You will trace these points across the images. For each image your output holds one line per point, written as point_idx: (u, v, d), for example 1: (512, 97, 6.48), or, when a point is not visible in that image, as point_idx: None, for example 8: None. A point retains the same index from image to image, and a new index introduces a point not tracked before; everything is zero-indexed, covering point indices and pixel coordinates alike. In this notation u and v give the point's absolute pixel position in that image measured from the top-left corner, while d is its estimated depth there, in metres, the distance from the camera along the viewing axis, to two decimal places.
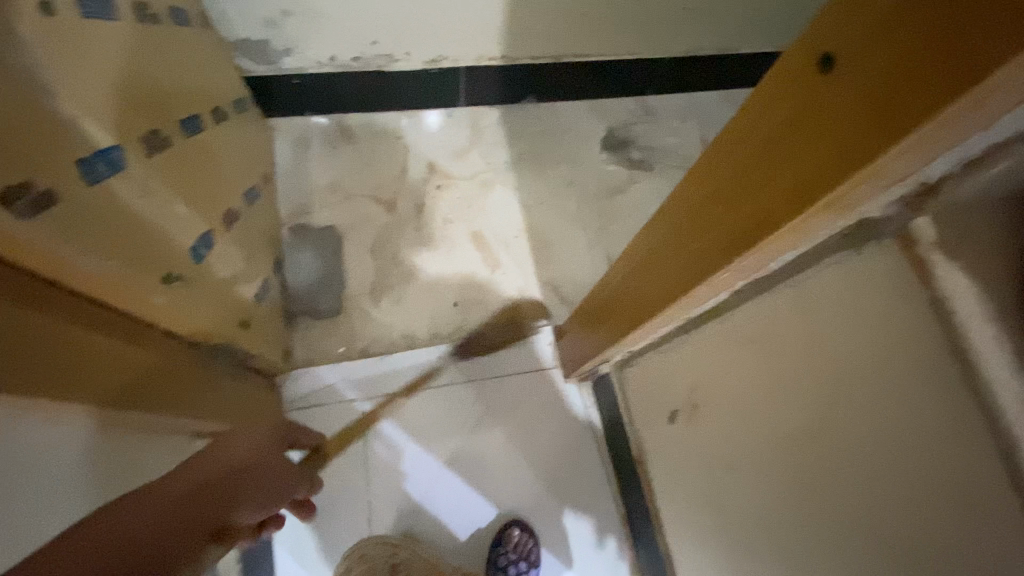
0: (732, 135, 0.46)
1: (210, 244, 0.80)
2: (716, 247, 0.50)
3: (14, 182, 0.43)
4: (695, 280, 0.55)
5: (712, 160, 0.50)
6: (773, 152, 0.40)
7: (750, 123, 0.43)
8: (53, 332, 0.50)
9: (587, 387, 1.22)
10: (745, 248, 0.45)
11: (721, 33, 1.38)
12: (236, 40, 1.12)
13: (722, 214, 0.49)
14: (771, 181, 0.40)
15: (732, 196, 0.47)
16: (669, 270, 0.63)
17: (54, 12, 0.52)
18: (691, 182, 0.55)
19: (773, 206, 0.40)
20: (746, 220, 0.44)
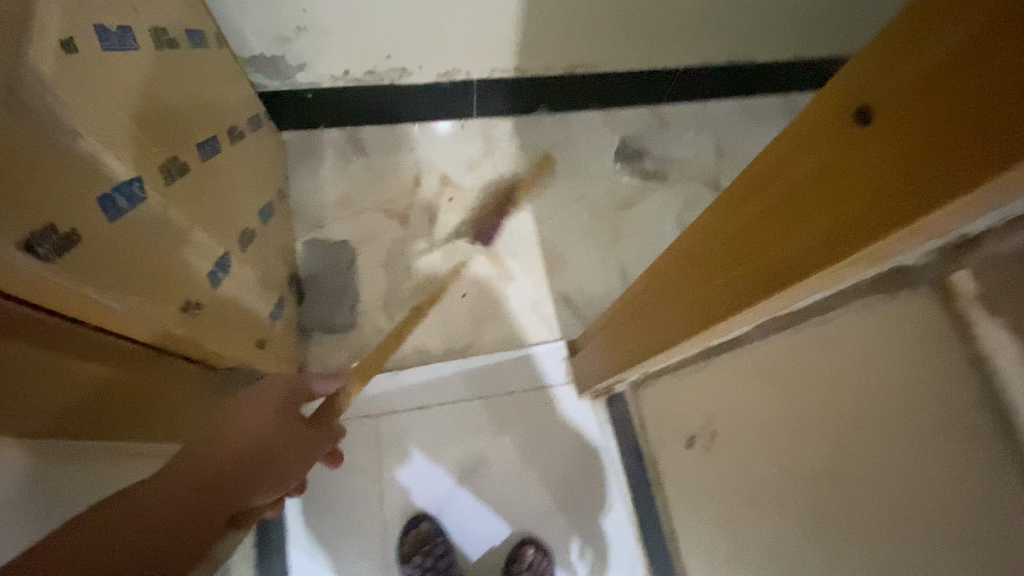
0: (757, 174, 0.45)
1: (227, 267, 0.80)
2: (739, 286, 0.49)
3: (34, 227, 0.44)
4: (718, 313, 0.54)
5: (739, 194, 0.49)
6: (802, 199, 0.39)
7: (777, 165, 0.42)
8: (36, 362, 0.48)
9: (601, 404, 1.21)
10: (771, 290, 0.44)
11: (737, 43, 1.35)
12: (250, 57, 1.12)
13: (746, 254, 0.48)
14: (799, 228, 0.40)
15: (758, 237, 0.46)
16: (690, 301, 0.62)
17: (74, 51, 0.53)
18: (716, 212, 0.54)
19: (801, 253, 0.40)
20: (772, 261, 0.44)
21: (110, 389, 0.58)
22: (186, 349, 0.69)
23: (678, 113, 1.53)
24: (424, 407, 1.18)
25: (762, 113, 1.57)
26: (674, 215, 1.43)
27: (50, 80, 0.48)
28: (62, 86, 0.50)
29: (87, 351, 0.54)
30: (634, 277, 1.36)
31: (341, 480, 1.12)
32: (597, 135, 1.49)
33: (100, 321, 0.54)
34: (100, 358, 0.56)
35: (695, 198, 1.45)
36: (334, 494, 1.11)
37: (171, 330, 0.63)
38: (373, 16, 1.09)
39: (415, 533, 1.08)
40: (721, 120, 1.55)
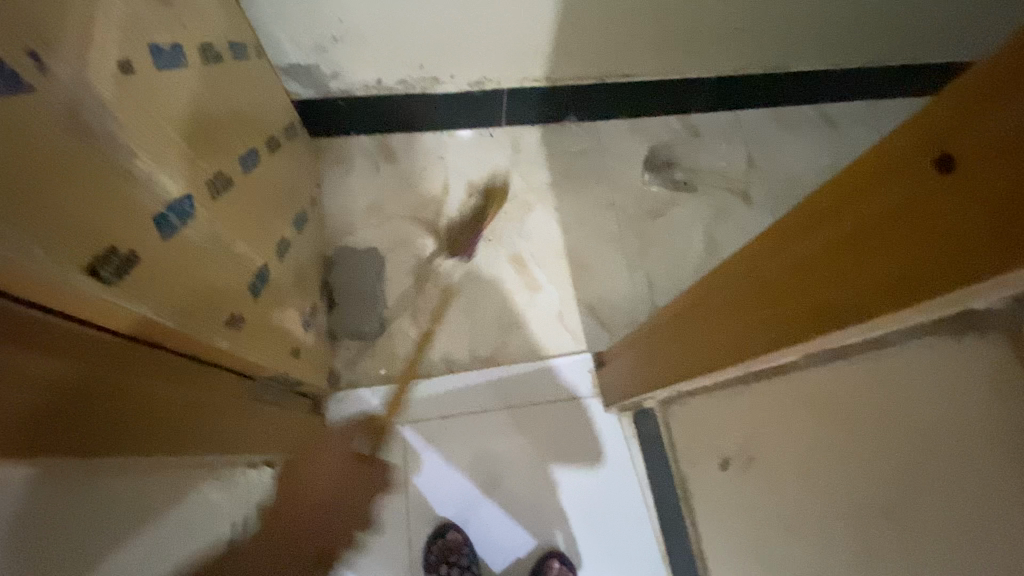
0: (816, 208, 0.45)
1: (266, 278, 0.82)
2: (793, 319, 0.49)
3: (96, 251, 0.45)
4: (771, 342, 0.53)
5: (797, 227, 0.48)
6: (869, 239, 0.38)
7: (840, 202, 0.41)
8: (110, 384, 0.49)
9: (627, 418, 1.20)
10: (832, 326, 0.43)
11: (771, 52, 1.33)
12: (286, 65, 1.13)
13: (802, 287, 0.47)
14: (864, 267, 0.39)
15: (816, 271, 0.45)
16: (736, 327, 0.61)
17: (132, 72, 0.54)
18: (768, 240, 0.53)
19: (868, 296, 0.39)
20: (831, 298, 0.43)
21: (134, 410, 0.52)
22: (229, 361, 0.70)
23: (709, 122, 1.52)
24: (451, 415, 1.19)
25: (795, 123, 1.55)
26: (703, 226, 1.42)
27: (111, 103, 0.50)
28: (121, 108, 0.51)
29: (105, 366, 0.49)
30: (662, 289, 1.35)
31: (368, 486, 1.14)
32: (626, 144, 1.48)
33: (158, 337, 0.56)
34: (119, 373, 0.51)
35: (724, 209, 1.44)
36: (362, 500, 1.13)
37: (217, 344, 0.64)
38: (408, 26, 1.09)
39: (441, 543, 1.09)
40: (753, 130, 1.53)
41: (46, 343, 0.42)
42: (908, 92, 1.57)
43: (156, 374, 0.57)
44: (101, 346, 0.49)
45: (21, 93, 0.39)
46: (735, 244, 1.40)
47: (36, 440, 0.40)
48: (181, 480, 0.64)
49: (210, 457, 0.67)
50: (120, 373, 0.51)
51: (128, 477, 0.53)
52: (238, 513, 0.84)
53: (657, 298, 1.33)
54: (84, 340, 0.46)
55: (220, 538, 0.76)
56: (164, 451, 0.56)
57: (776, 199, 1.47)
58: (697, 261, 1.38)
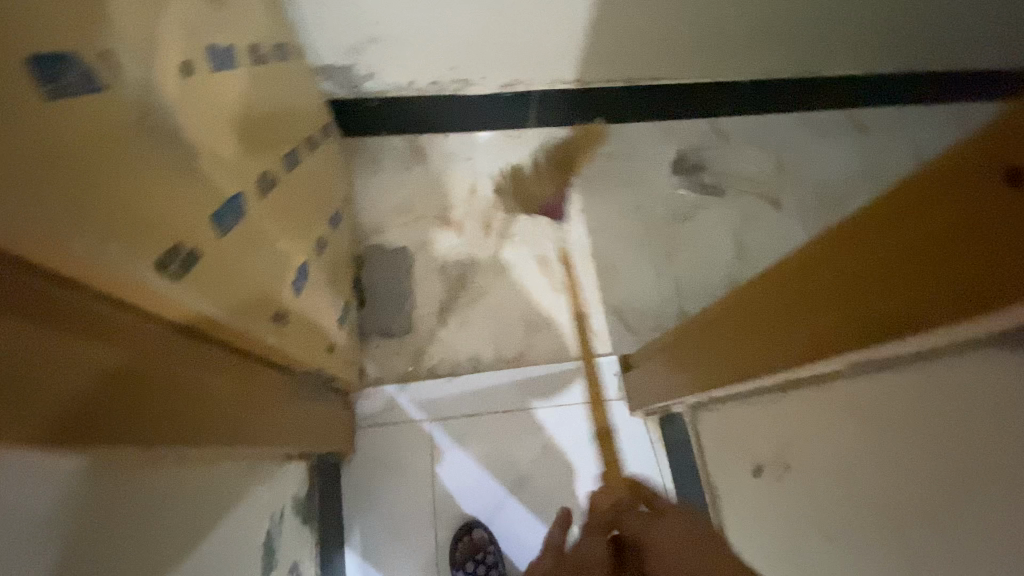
0: (870, 218, 0.44)
1: (305, 275, 0.84)
2: (845, 327, 0.49)
3: (163, 248, 0.46)
4: (824, 350, 0.53)
5: (850, 235, 0.47)
6: (927, 250, 0.38)
7: (896, 213, 0.41)
8: (179, 377, 0.50)
9: (653, 422, 1.20)
10: (892, 335, 0.43)
11: (805, 56, 1.32)
12: (322, 66, 1.15)
13: (855, 296, 0.47)
14: (922, 278, 0.39)
15: (870, 281, 0.45)
16: (780, 335, 0.61)
17: (193, 73, 0.56)
18: (817, 248, 0.53)
19: (931, 305, 0.38)
20: (887, 307, 0.43)
21: (185, 404, 0.50)
22: (273, 355, 0.72)
23: (739, 126, 1.51)
24: (477, 414, 1.20)
25: (826, 127, 1.53)
26: (732, 231, 1.41)
27: (176, 103, 0.51)
28: (184, 109, 0.53)
29: (154, 359, 0.47)
30: (689, 293, 1.34)
31: (395, 482, 1.15)
32: (654, 147, 1.48)
33: (212, 331, 0.57)
34: (174, 363, 0.50)
35: (753, 214, 1.43)
36: (390, 496, 1.14)
37: (264, 339, 0.66)
38: (443, 28, 1.11)
39: (467, 540, 1.09)
40: (783, 134, 1.51)
41: (119, 336, 0.43)
42: (943, 98, 1.54)
43: (199, 366, 0.55)
44: (147, 336, 0.47)
45: (104, 92, 0.40)
46: (764, 249, 1.39)
47: (128, 430, 0.41)
48: (225, 470, 0.66)
49: (261, 448, 0.69)
50: (168, 366, 0.49)
51: (179, 468, 0.54)
52: (278, 506, 0.86)
53: (683, 302, 1.33)
54: (148, 333, 0.47)
55: (263, 529, 0.79)
56: (227, 442, 0.58)
57: (807, 205, 1.45)
58: (725, 266, 1.37)
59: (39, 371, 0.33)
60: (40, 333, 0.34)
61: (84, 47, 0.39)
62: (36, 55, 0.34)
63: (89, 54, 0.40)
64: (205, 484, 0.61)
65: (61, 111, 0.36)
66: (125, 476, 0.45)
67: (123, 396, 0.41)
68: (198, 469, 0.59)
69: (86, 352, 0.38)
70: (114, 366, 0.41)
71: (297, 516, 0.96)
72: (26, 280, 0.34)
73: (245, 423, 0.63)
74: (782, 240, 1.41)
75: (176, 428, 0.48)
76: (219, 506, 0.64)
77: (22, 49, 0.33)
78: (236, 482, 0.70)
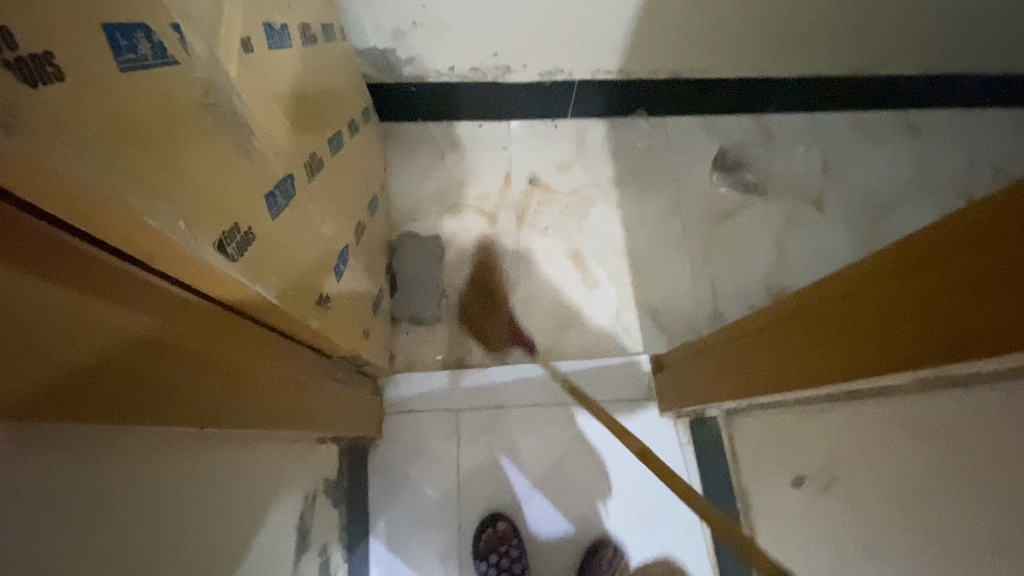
0: (951, 232, 0.42)
1: (345, 259, 0.84)
2: (902, 344, 0.47)
3: (224, 228, 0.46)
4: (885, 363, 0.49)
5: (924, 248, 0.45)
6: (1008, 271, 0.36)
7: (981, 228, 0.38)
8: (226, 358, 0.50)
9: (683, 425, 1.19)
10: (956, 355, 0.40)
11: (861, 53, 1.27)
12: (365, 49, 1.14)
13: (917, 313, 0.45)
14: (999, 299, 0.36)
15: (939, 299, 0.42)
16: (832, 345, 0.59)
17: (252, 51, 0.55)
18: (887, 259, 0.50)
19: (1003, 325, 0.36)
20: (956, 328, 0.41)
21: (226, 383, 0.49)
22: (314, 339, 0.72)
23: (783, 124, 1.46)
24: (505, 406, 1.19)
25: (876, 129, 1.47)
26: (772, 233, 1.37)
27: (237, 82, 0.51)
28: (244, 88, 0.52)
29: (207, 338, 0.47)
30: (725, 295, 1.31)
31: (420, 469, 1.15)
32: (695, 143, 1.44)
33: (261, 313, 0.57)
34: (224, 343, 0.50)
35: (794, 216, 1.39)
36: (415, 483, 1.15)
37: (309, 322, 0.66)
38: (489, 12, 1.09)
39: (492, 530, 1.10)
40: (830, 134, 1.46)
41: (174, 315, 0.42)
42: (1003, 102, 1.47)
43: (244, 345, 0.54)
44: (198, 310, 0.46)
45: (177, 66, 0.40)
46: (805, 254, 1.36)
47: (175, 409, 0.41)
48: (259, 451, 0.66)
49: (293, 430, 0.69)
50: (214, 342, 0.48)
51: (216, 447, 0.54)
52: (311, 487, 0.88)
53: (718, 304, 1.30)
54: (201, 311, 0.47)
55: (296, 511, 0.80)
56: (259, 424, 0.57)
57: (852, 209, 1.40)
58: (763, 268, 1.34)
59: (82, 340, 0.32)
60: (91, 300, 0.33)
61: (160, 17, 0.38)
62: (117, 24, 0.34)
63: (163, 25, 0.39)
64: (241, 464, 0.61)
65: (137, 83, 0.35)
66: (165, 451, 0.45)
67: (174, 375, 0.41)
68: (232, 447, 0.58)
69: (136, 324, 0.37)
70: (163, 340, 0.40)
71: (327, 499, 0.97)
72: (87, 250, 0.33)
73: (280, 405, 0.63)
74: (823, 244, 1.37)
75: (213, 408, 0.47)
76: (255, 488, 0.64)
77: (104, 17, 0.32)
78: (272, 463, 0.70)
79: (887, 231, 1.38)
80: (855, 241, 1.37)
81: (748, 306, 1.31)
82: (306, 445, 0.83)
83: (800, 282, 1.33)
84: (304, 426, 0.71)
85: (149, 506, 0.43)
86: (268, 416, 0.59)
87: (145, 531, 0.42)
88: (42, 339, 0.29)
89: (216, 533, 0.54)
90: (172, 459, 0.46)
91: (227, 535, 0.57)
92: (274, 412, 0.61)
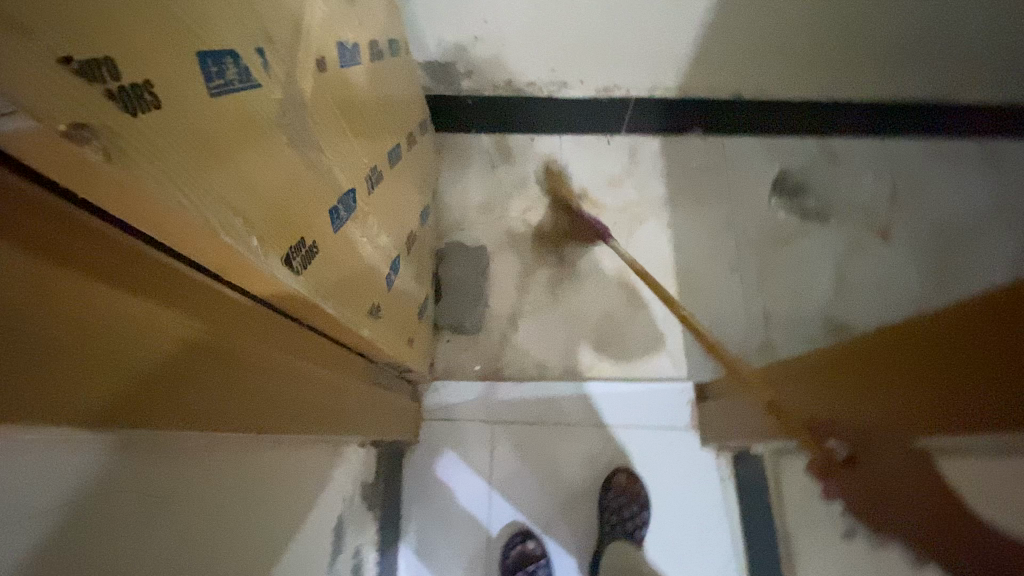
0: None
1: (396, 269, 0.86)
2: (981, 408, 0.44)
3: (292, 242, 0.48)
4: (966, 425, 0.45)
5: (1000, 306, 0.42)
6: None
7: None
8: (284, 367, 0.52)
9: (725, 458, 1.15)
10: None
11: (942, 77, 1.19)
12: (426, 62, 1.17)
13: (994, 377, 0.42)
14: None
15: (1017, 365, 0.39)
16: (897, 398, 0.56)
17: (324, 69, 0.57)
18: (959, 313, 0.47)
19: None
20: None
21: (273, 389, 0.50)
22: (362, 347, 0.74)
23: (850, 148, 1.39)
24: (541, 422, 1.19)
25: (954, 158, 1.38)
26: (832, 262, 1.31)
27: (311, 101, 0.53)
28: (316, 106, 0.54)
29: (270, 347, 0.49)
30: (778, 324, 1.26)
31: (454, 479, 1.16)
32: (754, 165, 1.39)
33: (319, 322, 0.59)
34: (283, 352, 0.52)
35: (858, 245, 1.32)
36: (448, 491, 1.16)
37: (360, 331, 0.68)
38: (549, 28, 1.09)
39: (520, 549, 1.09)
40: (901, 161, 1.38)
41: (242, 327, 0.44)
42: None
43: (295, 351, 0.55)
44: (254, 316, 0.46)
45: (260, 88, 0.42)
46: (868, 286, 1.29)
47: (233, 416, 0.43)
48: (304, 453, 0.68)
49: (338, 435, 0.71)
50: (267, 349, 0.48)
51: (267, 449, 0.56)
52: (350, 490, 0.90)
53: (770, 332, 1.25)
54: (267, 323, 0.49)
55: (334, 512, 0.81)
56: (309, 428, 0.60)
57: (922, 241, 1.32)
58: (821, 298, 1.28)
59: (141, 347, 0.32)
60: (153, 307, 0.33)
61: (246, 43, 0.40)
62: (209, 52, 0.35)
63: (249, 50, 0.40)
64: (287, 466, 0.63)
65: (222, 106, 0.36)
66: (221, 451, 0.47)
67: (236, 384, 0.43)
68: (274, 449, 0.59)
69: (199, 334, 0.38)
70: (218, 347, 0.40)
71: (363, 502, 0.99)
72: (176, 267, 0.36)
73: (328, 411, 0.65)
74: (887, 276, 1.29)
75: (259, 414, 0.47)
76: (297, 489, 0.66)
77: (199, 45, 0.34)
78: (314, 465, 0.72)
79: (960, 265, 1.29)
80: (925, 277, 1.29)
81: (801, 337, 1.25)
82: (347, 448, 0.85)
83: (861, 315, 1.26)
84: (348, 430, 0.73)
85: (204, 500, 0.45)
86: (316, 422, 0.61)
87: (200, 524, 0.44)
88: (120, 350, 0.31)
89: (256, 535, 0.55)
90: (226, 458, 0.48)
91: (272, 533, 0.59)
92: (323, 417, 0.63)
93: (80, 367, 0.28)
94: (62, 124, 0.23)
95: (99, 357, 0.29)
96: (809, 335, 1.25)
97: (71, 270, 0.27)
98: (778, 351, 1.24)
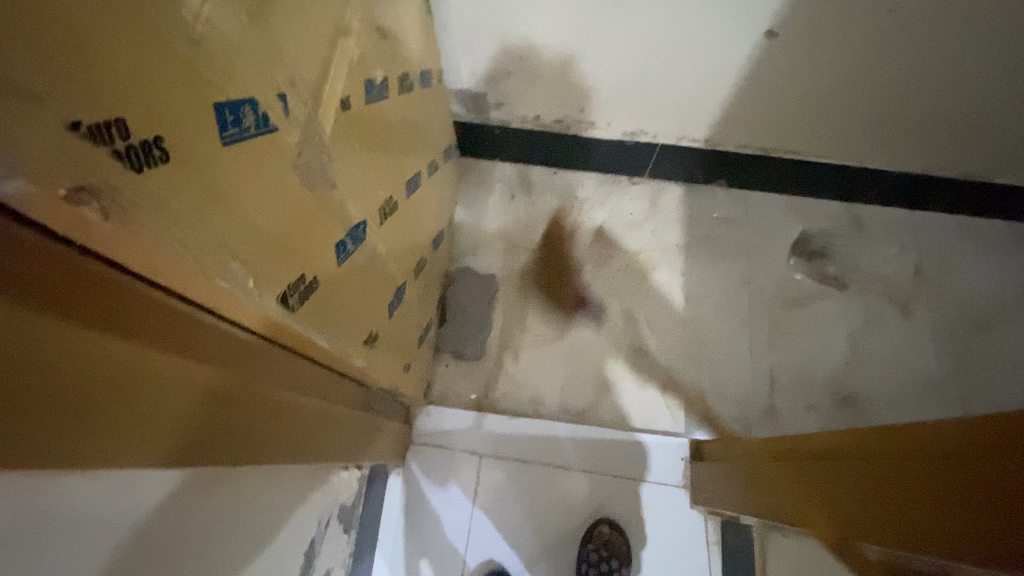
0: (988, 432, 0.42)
1: (400, 296, 0.87)
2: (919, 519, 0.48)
3: (291, 280, 0.48)
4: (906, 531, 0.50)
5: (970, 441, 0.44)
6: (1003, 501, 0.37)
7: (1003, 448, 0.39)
8: (277, 398, 0.52)
9: (713, 523, 1.13)
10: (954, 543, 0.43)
11: (979, 157, 1.17)
12: (457, 90, 1.18)
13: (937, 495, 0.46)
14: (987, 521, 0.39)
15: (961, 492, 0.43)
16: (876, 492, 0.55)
17: (348, 106, 0.58)
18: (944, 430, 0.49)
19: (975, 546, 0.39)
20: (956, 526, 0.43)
21: (259, 421, 0.49)
22: (355, 374, 0.74)
23: (878, 217, 1.36)
24: (530, 461, 1.18)
25: (986, 239, 1.34)
26: (847, 332, 1.28)
27: (330, 139, 0.54)
28: (335, 143, 0.55)
29: (263, 377, 0.50)
30: (783, 389, 1.23)
31: (436, 507, 1.15)
32: (776, 223, 1.37)
33: (313, 352, 0.59)
34: (277, 383, 0.52)
35: (875, 317, 1.29)
36: (428, 520, 1.15)
37: (353, 361, 0.68)
38: (581, 72, 1.10)
39: None
40: (929, 236, 1.35)
41: (241, 361, 0.45)
42: None
43: (288, 382, 0.55)
44: (253, 349, 0.47)
45: (275, 132, 0.43)
46: (879, 361, 1.25)
47: (223, 449, 0.43)
48: (280, 475, 0.68)
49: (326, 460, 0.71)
50: (259, 382, 0.48)
51: (242, 471, 0.57)
52: (326, 512, 0.90)
53: (775, 396, 1.23)
54: (264, 354, 0.50)
55: (308, 534, 0.81)
56: (296, 456, 0.60)
57: (944, 321, 1.29)
58: (831, 368, 1.25)
59: (132, 389, 0.32)
60: (157, 350, 0.34)
61: (267, 89, 0.41)
62: (226, 102, 0.36)
63: (267, 97, 0.41)
64: (260, 489, 0.63)
65: (233, 154, 0.37)
66: (195, 476, 0.48)
67: (229, 419, 0.44)
68: (247, 472, 0.59)
69: (200, 373, 0.38)
70: (209, 384, 0.40)
71: (340, 522, 0.98)
72: (185, 309, 0.37)
73: (318, 437, 0.65)
74: (902, 352, 1.26)
75: (243, 447, 0.47)
76: (268, 513, 0.66)
77: (215, 97, 0.35)
78: (291, 486, 0.73)
79: (981, 351, 1.25)
80: (943, 358, 1.25)
81: (806, 406, 1.22)
82: (327, 470, 0.85)
83: (871, 389, 1.23)
84: (335, 456, 0.73)
85: (173, 522, 0.46)
86: (305, 451, 0.62)
87: (164, 548, 0.45)
88: (127, 398, 0.31)
89: (221, 559, 0.55)
90: (200, 481, 0.49)
91: (238, 556, 0.59)
92: (311, 444, 0.63)
93: (69, 413, 0.27)
94: (62, 188, 0.24)
95: (90, 401, 0.28)
96: (814, 404, 1.22)
97: (69, 318, 0.26)
98: (781, 416, 1.21)
